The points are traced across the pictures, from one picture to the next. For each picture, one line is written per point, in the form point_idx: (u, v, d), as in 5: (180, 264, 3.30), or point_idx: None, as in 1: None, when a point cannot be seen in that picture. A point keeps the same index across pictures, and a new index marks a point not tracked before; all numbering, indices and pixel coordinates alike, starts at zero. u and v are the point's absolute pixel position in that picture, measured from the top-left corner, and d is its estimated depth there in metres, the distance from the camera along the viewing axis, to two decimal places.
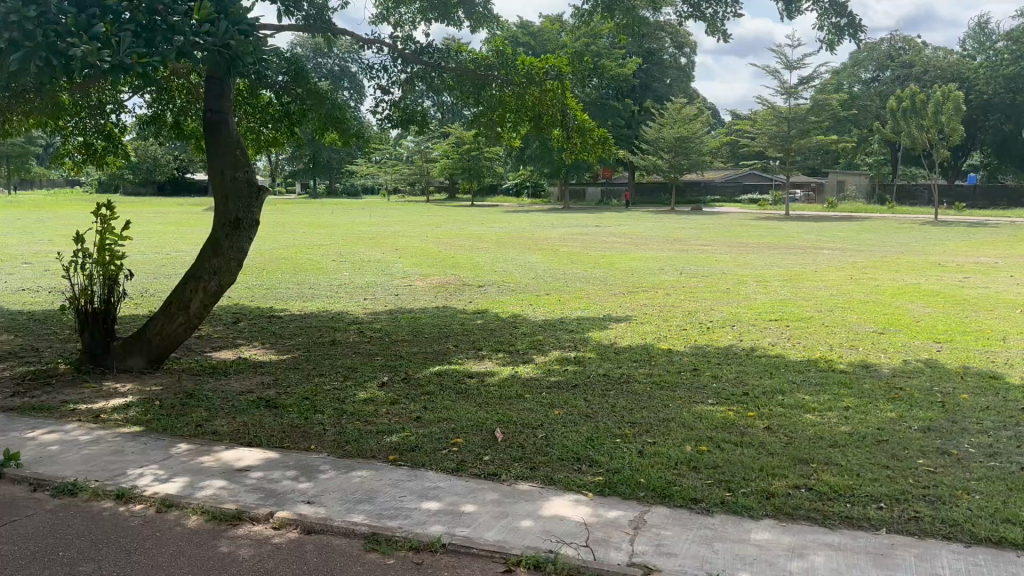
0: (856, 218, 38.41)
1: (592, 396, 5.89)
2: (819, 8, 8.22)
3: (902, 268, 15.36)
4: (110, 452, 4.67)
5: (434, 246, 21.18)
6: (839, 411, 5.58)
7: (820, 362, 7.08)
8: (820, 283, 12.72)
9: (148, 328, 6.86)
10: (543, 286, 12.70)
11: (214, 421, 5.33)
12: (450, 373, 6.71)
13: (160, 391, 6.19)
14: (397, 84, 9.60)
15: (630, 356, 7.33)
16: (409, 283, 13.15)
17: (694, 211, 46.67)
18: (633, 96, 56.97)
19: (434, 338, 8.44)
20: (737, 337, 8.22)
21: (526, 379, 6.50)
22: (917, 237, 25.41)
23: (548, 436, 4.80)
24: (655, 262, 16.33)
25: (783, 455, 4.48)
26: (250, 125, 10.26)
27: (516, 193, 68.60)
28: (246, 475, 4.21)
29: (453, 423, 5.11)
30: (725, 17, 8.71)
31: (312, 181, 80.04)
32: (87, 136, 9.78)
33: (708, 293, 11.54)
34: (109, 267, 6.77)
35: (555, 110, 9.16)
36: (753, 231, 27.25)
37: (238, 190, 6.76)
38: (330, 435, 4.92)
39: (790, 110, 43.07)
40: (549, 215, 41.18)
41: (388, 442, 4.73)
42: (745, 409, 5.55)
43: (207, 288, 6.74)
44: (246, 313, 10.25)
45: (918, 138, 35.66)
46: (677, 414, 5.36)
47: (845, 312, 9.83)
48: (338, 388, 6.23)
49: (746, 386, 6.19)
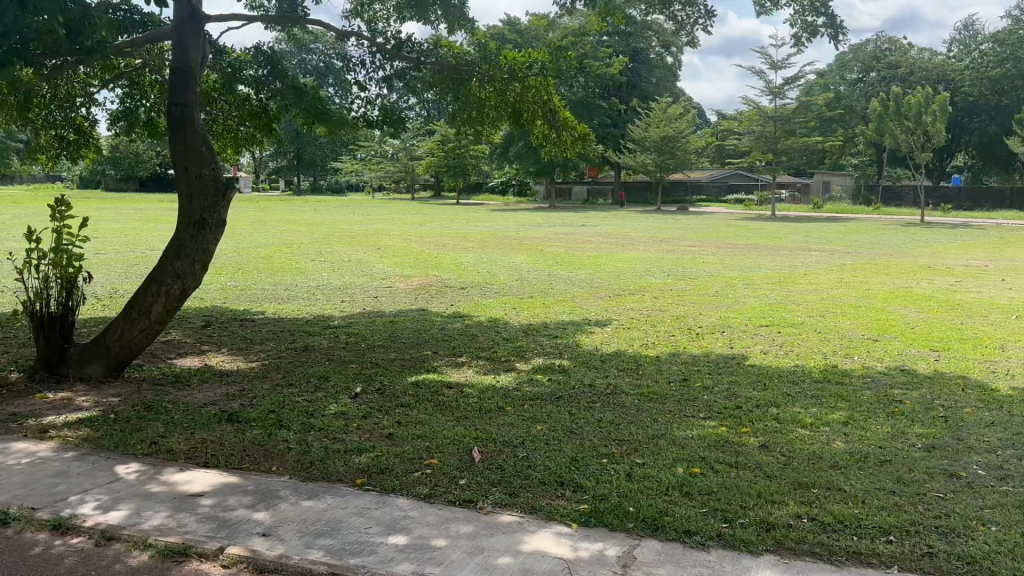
0: (842, 219, 38.46)
1: (576, 409, 5.56)
2: (796, 5, 7.94)
3: (892, 271, 15.13)
4: (52, 474, 4.29)
5: (418, 245, 20.87)
6: (836, 426, 5.27)
7: (816, 372, 6.79)
8: (810, 287, 12.47)
9: (107, 334, 6.46)
10: (528, 289, 12.38)
11: (171, 437, 4.95)
12: (427, 383, 6.36)
13: (117, 404, 5.79)
14: (377, 81, 9.26)
15: (616, 365, 6.99)
16: (389, 285, 12.77)
17: (682, 211, 46.49)
18: (619, 95, 56.85)
19: (413, 345, 8.08)
20: (728, 344, 7.92)
21: (507, 390, 6.16)
22: (904, 238, 25.29)
23: (529, 456, 4.45)
24: (641, 264, 16.06)
25: (782, 479, 4.17)
26: (227, 123, 9.79)
27: (502, 192, 68.32)
28: (198, 503, 3.84)
29: (427, 441, 4.76)
30: (699, 20, 8.40)
31: (296, 178, 79.50)
32: (56, 130, 9.29)
33: (697, 296, 11.25)
34: (68, 269, 6.37)
35: (536, 107, 8.88)
36: (739, 232, 27.11)
37: (204, 188, 6.35)
38: (295, 455, 4.57)
39: (776, 110, 43.16)
40: (536, 214, 41.01)
41: (356, 463, 4.37)
42: (738, 424, 5.22)
43: (170, 292, 6.34)
44: (218, 315, 9.85)
45: (903, 139, 35.71)
46: (666, 431, 5.03)
47: (836, 318, 9.55)
48: (308, 400, 5.86)
49: (738, 398, 5.87)
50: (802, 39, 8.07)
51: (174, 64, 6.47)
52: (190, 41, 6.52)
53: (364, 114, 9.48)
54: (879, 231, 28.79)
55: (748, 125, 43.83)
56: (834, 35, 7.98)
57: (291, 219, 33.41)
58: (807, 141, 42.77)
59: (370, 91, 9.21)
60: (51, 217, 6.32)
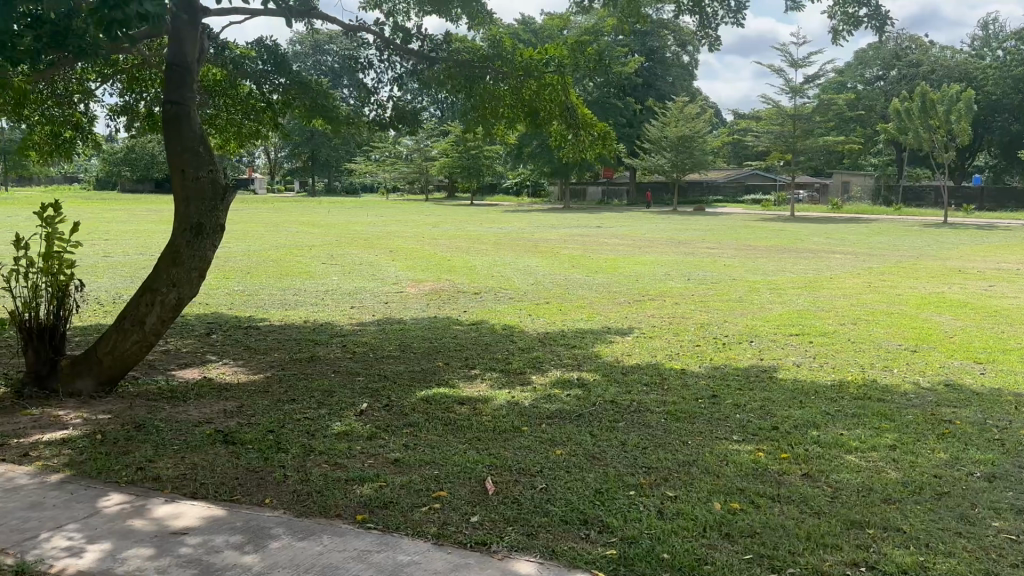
0: (862, 221, 37.83)
1: (598, 430, 5.13)
2: None
3: (920, 275, 14.60)
4: (25, 507, 3.89)
5: (432, 247, 20.53)
6: (884, 451, 4.81)
7: (855, 387, 6.33)
8: (838, 292, 11.99)
9: (99, 346, 6.06)
10: (544, 294, 11.96)
11: (159, 462, 4.56)
12: (438, 399, 5.95)
13: (106, 422, 5.40)
14: (389, 82, 8.90)
15: (639, 379, 6.54)
16: (400, 289, 12.40)
17: (700, 211, 45.95)
18: (635, 94, 56.30)
19: (423, 355, 7.69)
20: (757, 355, 7.47)
21: (523, 406, 5.75)
22: (928, 240, 24.70)
23: (549, 487, 4.02)
24: (659, 267, 15.60)
25: (831, 517, 3.76)
26: (232, 118, 9.44)
27: (516, 193, 67.99)
28: (180, 543, 3.44)
29: (437, 468, 4.35)
30: (722, 21, 7.90)
31: (311, 180, 79.54)
32: (54, 127, 8.96)
33: (720, 302, 10.82)
34: (59, 277, 5.98)
35: (555, 105, 8.41)
36: (755, 233, 26.65)
37: (201, 191, 5.96)
38: (293, 483, 4.16)
39: (795, 110, 42.47)
40: (549, 215, 40.67)
41: (358, 495, 3.96)
42: (777, 448, 4.79)
43: (165, 302, 5.93)
44: (222, 322, 9.49)
45: (925, 139, 34.95)
46: (699, 457, 4.59)
47: (870, 326, 9.08)
48: (311, 419, 5.46)
49: (773, 418, 5.42)
50: (842, 32, 7.61)
51: (170, 59, 6.10)
52: (186, 35, 6.14)
53: (375, 113, 9.12)
54: (902, 232, 28.12)
55: (766, 125, 43.21)
56: (879, 27, 7.53)
57: (303, 220, 33.22)
58: (827, 141, 42.12)
59: (382, 91, 8.83)
60: (41, 223, 5.92)
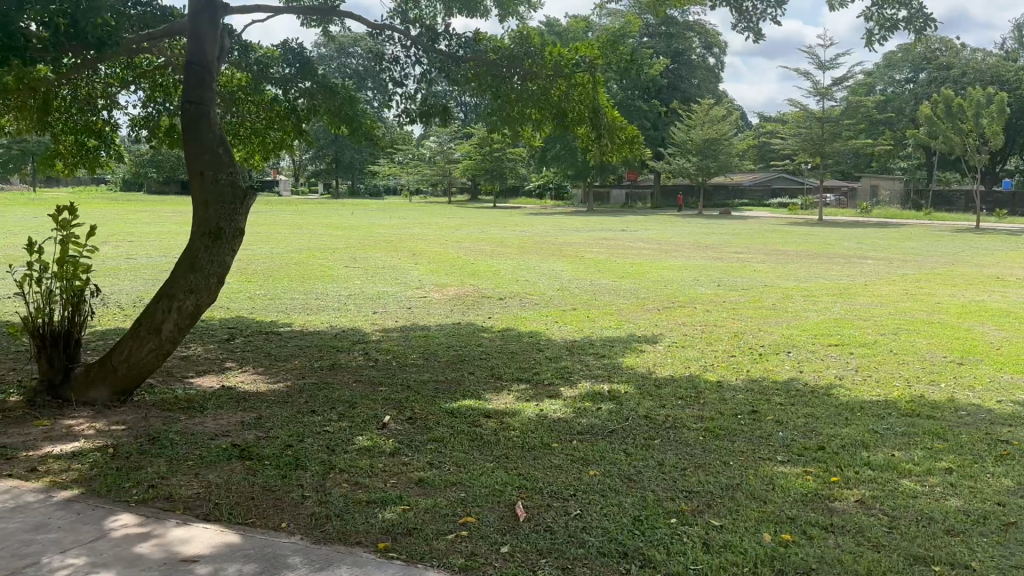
0: (891, 224, 37.27)
1: (634, 448, 4.86)
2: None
3: (958, 282, 14.18)
4: (28, 529, 3.67)
5: (455, 250, 20.33)
6: (940, 475, 4.50)
7: (902, 403, 5.99)
8: (874, 299, 11.61)
9: (114, 354, 5.85)
10: (571, 300, 11.71)
11: (172, 480, 4.34)
12: (464, 412, 5.70)
13: (120, 434, 5.19)
14: (416, 81, 8.66)
15: (674, 392, 6.25)
16: (424, 294, 12.20)
17: (725, 215, 45.50)
18: (660, 97, 55.76)
19: (448, 364, 7.45)
20: (795, 367, 7.16)
21: (553, 421, 5.48)
22: (962, 245, 24.15)
23: (584, 513, 3.76)
24: (687, 273, 15.25)
25: (891, 551, 3.47)
26: (256, 127, 9.19)
27: (539, 196, 67.67)
28: (190, 572, 3.20)
29: (465, 490, 4.09)
30: (762, 14, 7.51)
31: (335, 182, 79.79)
32: (77, 134, 8.82)
33: (752, 309, 10.47)
34: (73, 283, 5.76)
35: (584, 107, 8.15)
36: (784, 238, 26.15)
37: (220, 194, 5.76)
38: (311, 505, 3.92)
39: (822, 112, 41.86)
40: (573, 218, 40.32)
41: (380, 520, 3.71)
42: (826, 471, 4.49)
43: (182, 309, 5.72)
44: (244, 327, 9.31)
45: (956, 143, 34.31)
46: (743, 480, 4.30)
47: (911, 336, 8.72)
48: (332, 433, 5.22)
49: (819, 437, 5.12)
50: (878, 34, 7.26)
51: (190, 58, 5.91)
52: (206, 33, 5.96)
53: (400, 116, 8.93)
54: (933, 237, 27.55)
55: (793, 128, 42.64)
56: (922, 27, 7.19)
57: (327, 222, 33.24)
58: (855, 144, 41.48)
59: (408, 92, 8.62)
60: (56, 225, 5.68)
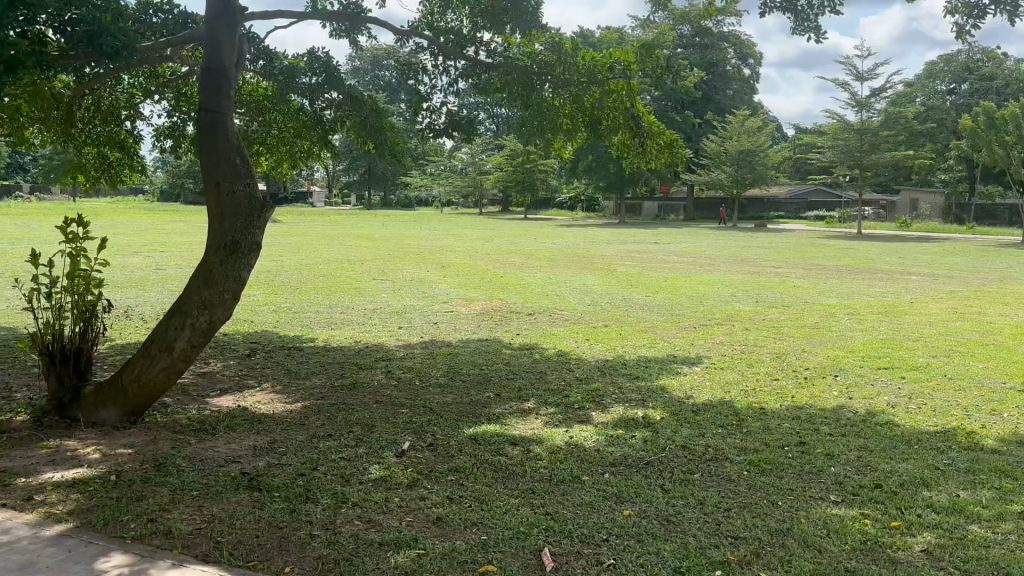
0: (934, 238, 36.33)
1: (672, 483, 4.48)
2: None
3: (1009, 300, 13.54)
4: (13, 568, 3.37)
5: (485, 263, 20.05)
6: (1013, 520, 4.04)
7: (963, 436, 5.51)
8: (923, 318, 11.06)
9: (124, 373, 5.58)
10: (602, 315, 11.31)
11: (173, 513, 4.03)
12: (487, 438, 5.35)
13: (126, 459, 4.91)
14: (445, 92, 8.38)
15: (713, 420, 5.84)
16: (451, 309, 11.89)
17: (760, 227, 44.75)
18: (694, 108, 55.22)
19: (474, 384, 7.09)
20: (844, 393, 6.70)
21: (583, 450, 5.10)
22: (1010, 261, 23.30)
23: (619, 563, 3.38)
24: (723, 288, 14.77)
25: None
26: (283, 136, 8.95)
27: (570, 208, 67.27)
28: None
29: (487, 532, 3.74)
30: (821, 11, 7.05)
31: (367, 193, 80.12)
32: (100, 146, 8.62)
33: (795, 328, 9.97)
34: (84, 299, 5.50)
35: (618, 114, 7.75)
36: (824, 252, 25.48)
37: (236, 206, 5.48)
38: (318, 546, 3.60)
39: (860, 124, 41.09)
40: (605, 231, 39.83)
41: (391, 566, 3.37)
42: (885, 515, 4.07)
43: (195, 326, 5.43)
44: (266, 342, 9.05)
45: (1000, 156, 33.38)
46: (793, 524, 3.89)
47: (965, 359, 8.19)
48: (347, 460, 4.90)
49: (874, 473, 4.69)
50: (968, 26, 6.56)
51: (208, 64, 5.67)
52: (224, 39, 5.71)
53: (428, 126, 8.65)
54: (978, 252, 26.71)
55: (831, 139, 41.82)
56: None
57: (359, 233, 33.15)
58: (895, 156, 40.57)
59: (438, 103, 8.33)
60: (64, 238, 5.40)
